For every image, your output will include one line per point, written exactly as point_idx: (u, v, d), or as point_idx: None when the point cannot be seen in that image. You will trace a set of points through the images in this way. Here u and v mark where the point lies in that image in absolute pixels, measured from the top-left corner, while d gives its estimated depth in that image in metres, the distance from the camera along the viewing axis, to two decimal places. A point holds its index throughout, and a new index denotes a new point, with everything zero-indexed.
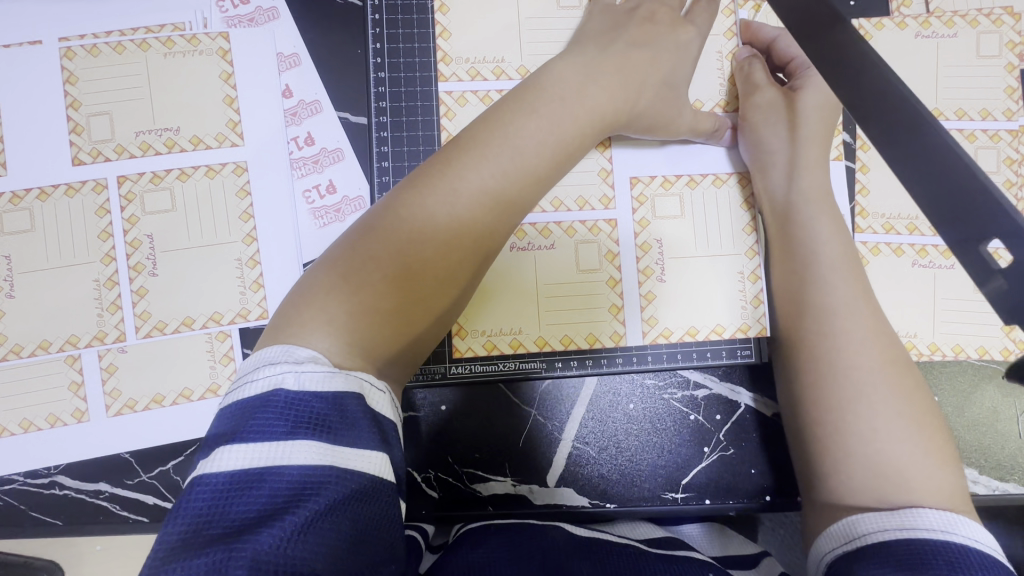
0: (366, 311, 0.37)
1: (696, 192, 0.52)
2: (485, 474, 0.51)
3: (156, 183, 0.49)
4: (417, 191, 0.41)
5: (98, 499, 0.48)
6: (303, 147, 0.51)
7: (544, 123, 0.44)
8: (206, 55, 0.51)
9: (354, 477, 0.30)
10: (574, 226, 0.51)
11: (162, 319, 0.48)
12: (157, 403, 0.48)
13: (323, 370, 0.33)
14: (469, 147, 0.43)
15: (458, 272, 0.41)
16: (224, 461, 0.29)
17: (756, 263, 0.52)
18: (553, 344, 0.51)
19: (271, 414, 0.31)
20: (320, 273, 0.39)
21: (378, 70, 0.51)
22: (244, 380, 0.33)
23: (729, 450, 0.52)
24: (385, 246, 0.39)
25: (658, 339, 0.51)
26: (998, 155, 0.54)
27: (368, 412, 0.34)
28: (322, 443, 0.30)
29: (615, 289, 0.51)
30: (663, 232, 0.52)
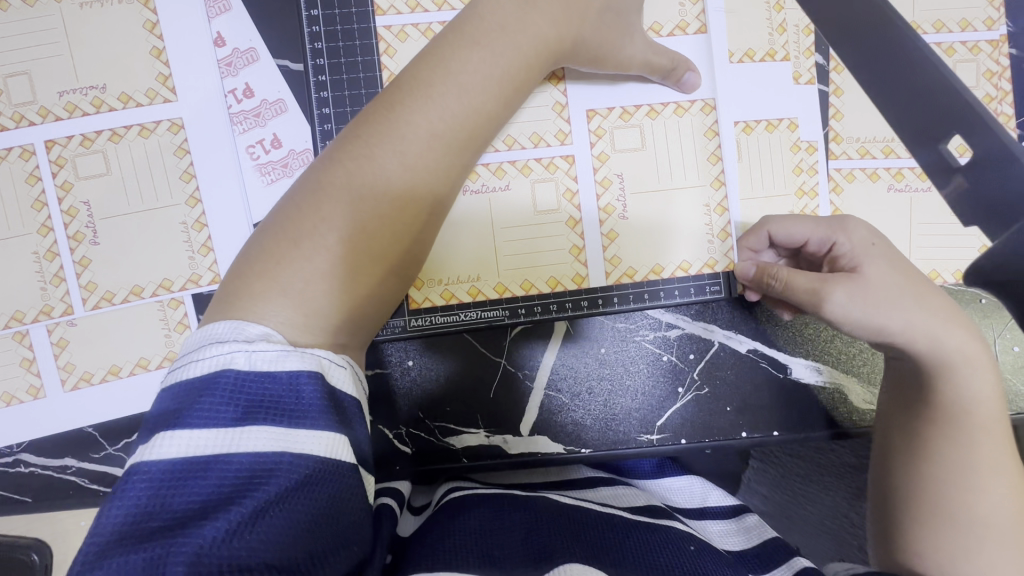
0: (316, 274, 0.35)
1: (658, 122, 0.49)
2: (456, 427, 0.50)
3: (87, 147, 0.47)
4: (360, 137, 0.39)
5: (67, 475, 0.47)
6: (242, 100, 0.48)
7: (486, 57, 0.41)
8: (125, 3, 0.47)
9: (307, 460, 0.29)
10: (529, 164, 0.49)
11: (109, 289, 0.47)
12: (114, 374, 0.47)
13: (275, 349, 0.31)
14: (413, 87, 0.40)
15: (411, 220, 0.39)
16: (165, 449, 0.28)
17: (721, 194, 0.50)
18: (513, 290, 0.50)
19: (219, 397, 0.29)
20: (266, 238, 0.37)
21: (311, 9, 0.47)
22: (190, 360, 0.31)
23: (703, 389, 0.52)
24: (336, 202, 0.37)
25: (622, 279, 0.50)
26: (978, 69, 0.52)
27: (326, 391, 0.32)
28: (272, 428, 0.29)
29: (574, 229, 0.50)
30: (622, 167, 0.49)
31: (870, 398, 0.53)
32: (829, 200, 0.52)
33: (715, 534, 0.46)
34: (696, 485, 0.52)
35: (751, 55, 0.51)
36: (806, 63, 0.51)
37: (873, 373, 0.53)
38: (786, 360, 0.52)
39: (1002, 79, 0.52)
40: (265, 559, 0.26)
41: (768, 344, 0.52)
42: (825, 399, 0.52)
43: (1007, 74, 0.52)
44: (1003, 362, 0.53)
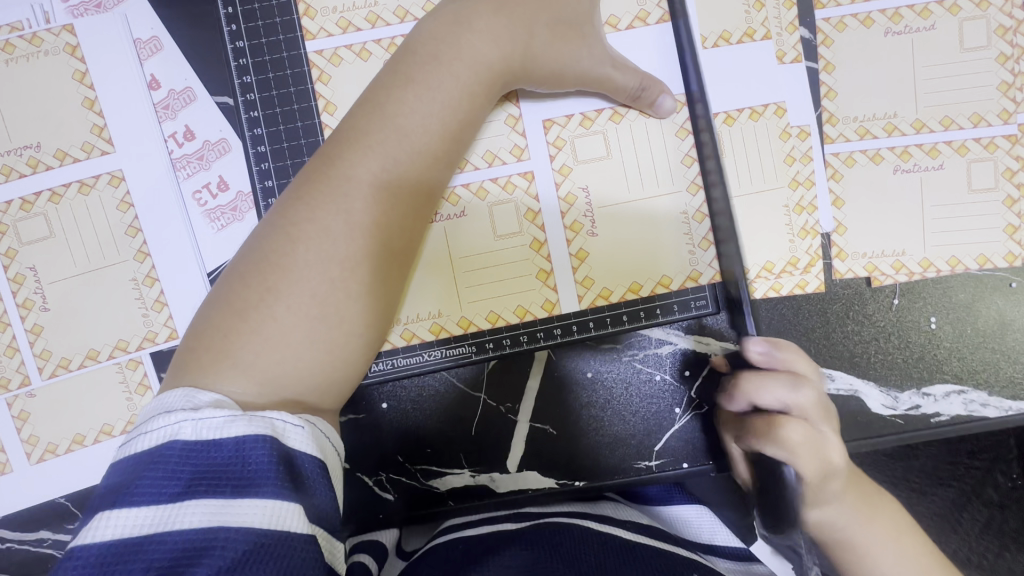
0: (267, 349, 0.32)
1: (624, 125, 0.45)
2: (439, 469, 0.47)
3: (27, 211, 0.45)
4: (301, 199, 0.36)
5: (42, 548, 0.46)
6: (183, 144, 0.46)
7: (423, 92, 0.37)
8: (53, 54, 0.45)
9: (251, 533, 0.27)
10: (484, 186, 0.45)
11: (65, 356, 0.45)
12: (79, 444, 0.45)
13: (223, 415, 0.29)
14: (351, 140, 0.36)
15: (363, 275, 0.36)
16: (102, 530, 0.26)
17: (700, 199, 0.45)
18: (478, 324, 0.46)
19: (164, 472, 0.28)
20: (213, 315, 0.34)
21: (236, 41, 0.44)
22: (140, 433, 0.29)
23: (704, 408, 0.47)
24: (284, 272, 0.34)
25: (597, 301, 0.46)
26: (988, 26, 0.46)
27: (280, 454, 0.29)
28: (215, 500, 0.27)
29: (540, 252, 0.46)
30: (587, 179, 0.45)
31: (891, 402, 0.48)
32: (827, 190, 0.47)
33: (725, 570, 0.41)
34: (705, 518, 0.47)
35: (727, 36, 0.47)
36: (789, 40, 0.47)
37: (890, 377, 0.48)
38: None
39: (1018, 34, 0.46)
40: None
41: None
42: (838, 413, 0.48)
43: None
44: None
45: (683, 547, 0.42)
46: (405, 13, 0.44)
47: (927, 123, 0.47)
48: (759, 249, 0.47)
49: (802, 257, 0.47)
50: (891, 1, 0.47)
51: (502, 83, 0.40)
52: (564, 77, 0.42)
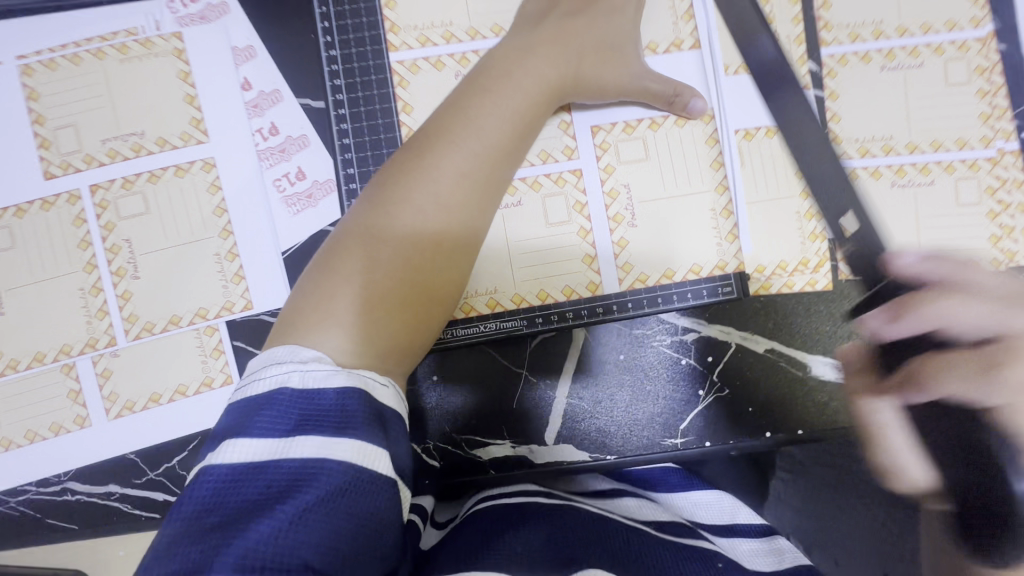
0: (365, 307, 0.38)
1: (660, 133, 0.52)
2: (483, 439, 0.52)
3: (128, 189, 0.50)
4: (393, 183, 0.42)
5: (110, 501, 0.49)
6: (269, 138, 0.52)
7: (496, 100, 0.45)
8: (162, 56, 0.51)
9: (347, 469, 0.31)
10: (538, 180, 0.52)
11: (150, 320, 0.49)
12: (154, 401, 0.49)
13: (326, 369, 0.34)
14: (437, 137, 0.44)
15: (447, 247, 0.42)
16: (226, 454, 0.30)
17: (725, 199, 0.52)
18: (530, 300, 0.51)
19: (276, 410, 0.32)
20: (314, 280, 0.39)
21: (330, 50, 0.51)
22: (253, 380, 0.34)
23: (724, 391, 0.53)
24: (380, 241, 0.40)
25: (635, 285, 0.52)
26: (969, 65, 0.54)
27: (370, 406, 0.34)
28: (319, 437, 0.31)
29: (586, 239, 0.52)
30: (628, 178, 0.52)
31: None
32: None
33: (748, 548, 0.45)
34: (726, 503, 0.50)
35: (747, 66, 0.53)
36: (800, 71, 0.54)
37: None
38: (806, 359, 0.53)
39: (994, 73, 0.53)
40: (302, 560, 0.27)
41: (785, 344, 0.53)
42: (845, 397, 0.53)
43: (999, 69, 0.54)
44: None
45: (703, 538, 0.45)
46: (475, 32, 0.51)
47: (920, 146, 0.53)
48: (777, 248, 0.53)
49: (812, 258, 0.53)
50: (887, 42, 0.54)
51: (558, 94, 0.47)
52: (608, 90, 0.49)
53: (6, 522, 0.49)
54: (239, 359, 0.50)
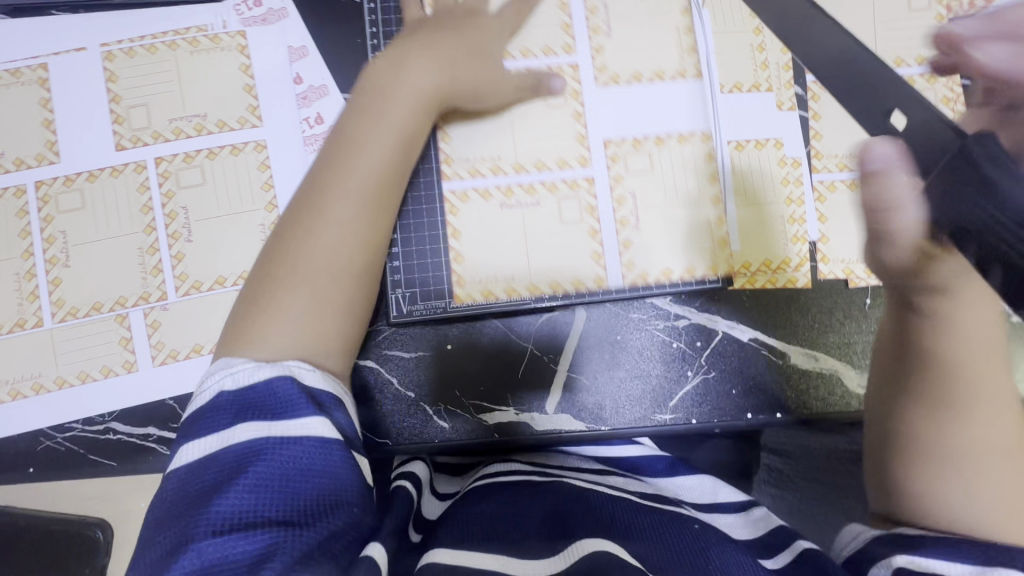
0: (276, 314, 0.44)
1: (663, 149, 0.60)
2: (489, 405, 0.56)
3: (188, 162, 0.56)
4: (314, 194, 0.49)
5: (148, 442, 0.54)
6: (315, 126, 0.59)
7: (377, 121, 0.51)
8: (227, 51, 0.58)
9: (286, 441, 0.37)
10: (556, 184, 0.59)
11: (198, 279, 0.55)
12: (196, 352, 0.54)
13: (252, 367, 0.40)
14: (345, 147, 0.50)
15: (358, 250, 0.48)
16: (185, 455, 0.37)
17: (717, 208, 0.59)
18: (543, 287, 0.58)
19: (218, 411, 0.39)
20: (255, 284, 0.46)
21: (375, 51, 0.59)
22: (197, 393, 0.41)
23: (711, 373, 0.58)
24: (298, 255, 0.46)
25: (637, 280, 0.58)
26: (937, 95, 0.60)
27: (299, 389, 0.40)
28: (258, 422, 0.37)
29: (595, 238, 0.59)
30: (635, 187, 0.60)
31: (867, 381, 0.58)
32: (814, 209, 0.60)
33: (728, 523, 0.50)
34: (705, 483, 0.57)
35: (739, 86, 0.61)
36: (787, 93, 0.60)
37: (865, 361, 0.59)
38: (784, 348, 0.59)
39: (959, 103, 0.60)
40: (267, 515, 0.34)
41: (768, 334, 0.59)
42: (818, 384, 0.58)
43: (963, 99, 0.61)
44: None
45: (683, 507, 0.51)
46: (527, 51, 0.60)
47: None
48: (762, 248, 0.59)
49: (793, 258, 0.59)
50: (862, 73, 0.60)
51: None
52: None
53: (51, 456, 0.53)
54: None
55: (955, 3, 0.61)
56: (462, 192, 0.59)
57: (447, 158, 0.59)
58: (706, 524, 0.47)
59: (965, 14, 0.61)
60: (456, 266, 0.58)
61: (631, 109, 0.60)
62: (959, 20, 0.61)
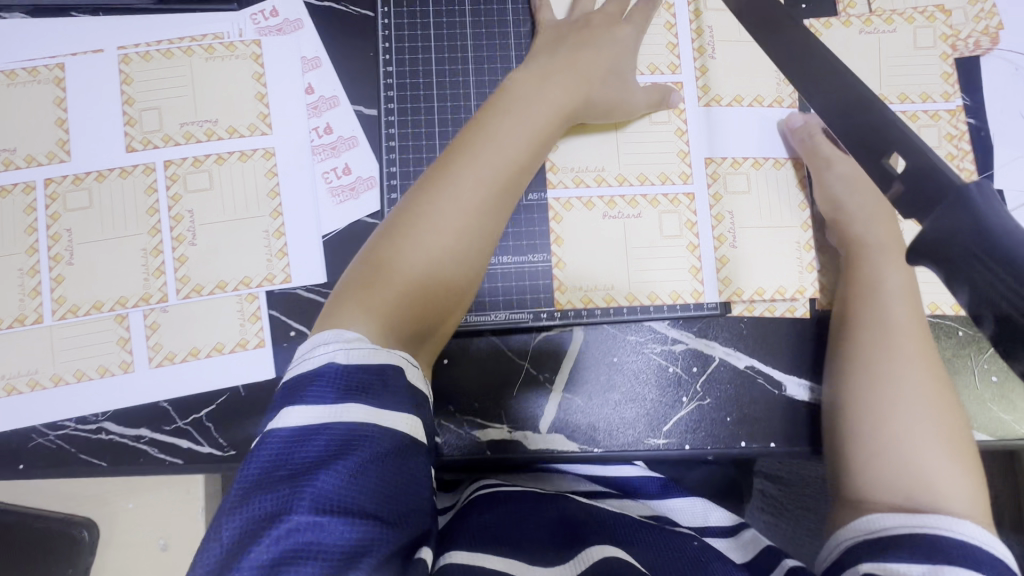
0: (380, 289, 0.44)
1: (761, 171, 0.61)
2: (483, 421, 0.56)
3: (196, 167, 0.57)
4: (431, 182, 0.48)
5: (140, 443, 0.54)
6: (323, 136, 0.59)
7: (512, 117, 0.51)
8: (241, 58, 0.59)
9: (387, 434, 0.37)
10: (657, 198, 0.61)
11: (199, 283, 0.55)
12: (193, 356, 0.54)
13: (366, 347, 0.40)
14: (465, 146, 0.50)
15: (474, 239, 0.48)
16: (289, 419, 0.36)
17: (807, 234, 0.61)
18: (641, 298, 0.59)
19: (326, 381, 0.38)
20: (370, 255, 0.46)
21: (387, 65, 0.60)
22: (302, 356, 0.40)
23: (706, 400, 0.58)
24: (413, 228, 0.46)
25: (733, 296, 0.59)
26: (939, 132, 0.61)
27: (402, 382, 0.40)
28: (367, 406, 0.37)
29: (693, 253, 0.60)
30: (733, 206, 0.61)
31: None
32: (806, 240, 0.61)
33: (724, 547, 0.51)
34: (697, 504, 0.57)
35: (740, 100, 0.62)
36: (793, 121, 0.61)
37: None
38: (780, 379, 0.59)
39: (961, 141, 0.61)
40: (360, 507, 0.35)
41: (764, 363, 0.59)
42: (811, 416, 0.58)
43: (966, 137, 0.61)
44: (982, 389, 0.58)
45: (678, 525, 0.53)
46: (655, 68, 0.62)
47: None
48: (758, 274, 0.60)
49: (790, 287, 0.60)
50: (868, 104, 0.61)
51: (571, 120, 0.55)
52: (615, 114, 0.58)
53: (41, 453, 0.53)
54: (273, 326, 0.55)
55: (961, 42, 0.62)
56: (566, 200, 0.60)
57: (552, 166, 0.61)
58: (703, 542, 0.48)
59: (970, 54, 0.62)
60: (557, 270, 0.59)
61: (737, 131, 0.62)
62: (964, 59, 0.62)
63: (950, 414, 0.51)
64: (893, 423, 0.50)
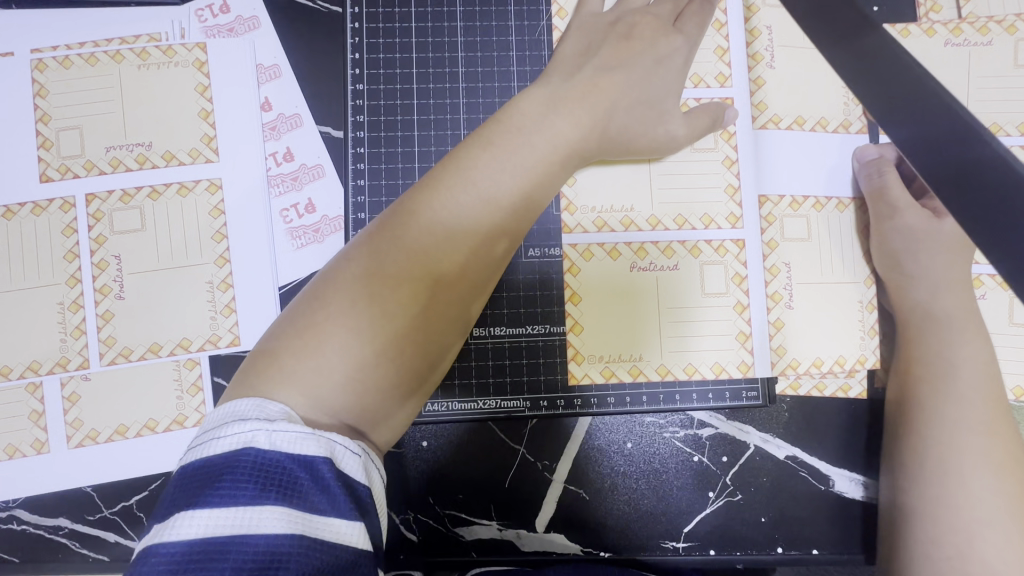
0: (308, 354, 0.35)
1: (824, 215, 0.48)
2: (467, 517, 0.47)
3: (126, 202, 0.47)
4: (411, 206, 0.40)
5: (57, 536, 0.45)
6: (282, 164, 0.49)
7: (496, 154, 0.40)
8: (182, 66, 0.48)
9: (319, 549, 0.28)
10: (699, 245, 0.48)
11: (128, 345, 0.46)
12: (120, 434, 0.45)
13: (296, 432, 0.30)
14: (453, 170, 0.40)
15: (430, 305, 0.38)
16: (181, 530, 0.27)
17: (874, 292, 0.47)
18: (676, 373, 0.47)
19: (239, 478, 0.29)
20: (343, 268, 0.38)
21: (356, 83, 0.49)
22: (212, 437, 0.31)
23: (737, 496, 0.47)
24: (357, 281, 0.37)
25: (786, 371, 0.47)
26: None
27: (341, 479, 0.31)
28: (290, 511, 0.28)
29: (742, 314, 0.48)
30: (791, 256, 0.48)
31: None
32: (864, 296, 0.47)
33: None
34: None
35: (801, 122, 0.48)
36: (867, 151, 0.48)
37: None
38: (829, 472, 0.47)
39: None
40: None
41: (810, 453, 0.47)
42: (869, 521, 0.47)
43: None
44: None
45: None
46: (699, 80, 0.49)
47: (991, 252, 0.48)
48: (818, 343, 0.47)
49: (850, 357, 0.47)
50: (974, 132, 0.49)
51: (582, 153, 0.43)
52: (640, 147, 0.46)
53: None
54: (217, 398, 0.46)
55: None
56: (586, 246, 0.48)
57: (569, 204, 0.48)
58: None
59: None
60: (573, 337, 0.48)
61: (799, 162, 0.48)
62: None
63: None
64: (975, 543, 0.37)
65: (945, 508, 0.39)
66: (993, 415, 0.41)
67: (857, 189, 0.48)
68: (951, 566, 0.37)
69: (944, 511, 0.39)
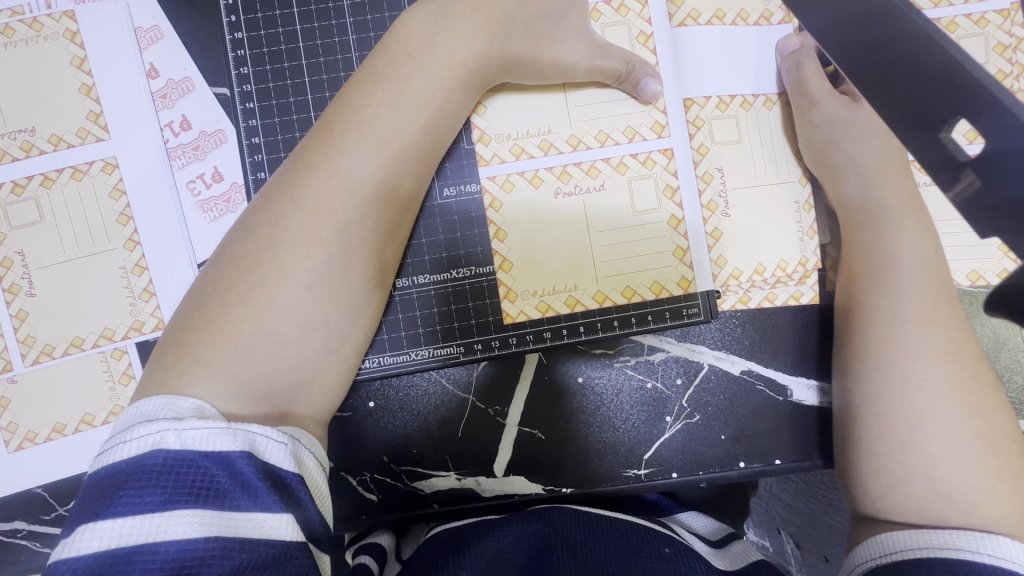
0: (211, 328, 0.33)
1: (753, 113, 0.45)
2: (425, 471, 0.46)
3: (18, 194, 0.44)
4: (304, 160, 0.37)
5: (16, 539, 0.45)
6: (180, 134, 0.45)
7: (389, 88, 0.38)
8: (52, 40, 0.45)
9: (241, 549, 0.26)
10: (624, 160, 0.45)
11: (49, 342, 0.44)
12: (58, 432, 0.44)
13: (209, 427, 0.28)
14: (344, 112, 0.38)
15: (348, 267, 0.36)
16: (86, 544, 0.25)
17: (810, 190, 0.45)
18: (614, 298, 0.46)
19: (147, 483, 0.26)
20: (242, 236, 0.36)
21: (235, 32, 0.45)
22: (118, 441, 0.28)
23: (694, 418, 0.46)
24: (259, 250, 0.35)
25: (728, 282, 0.46)
26: (987, 42, 0.45)
27: (266, 472, 0.29)
28: (205, 513, 0.26)
29: (677, 228, 0.45)
30: (723, 161, 0.45)
31: None
32: (799, 195, 0.45)
33: (724, 559, 0.43)
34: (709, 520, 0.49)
35: (721, 15, 0.45)
36: (788, 38, 0.45)
37: None
38: (785, 381, 0.46)
39: (1017, 52, 0.45)
40: None
41: (764, 365, 0.46)
42: (826, 424, 0.46)
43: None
44: None
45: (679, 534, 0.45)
46: None
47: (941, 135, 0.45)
48: (757, 249, 0.45)
49: (793, 262, 0.45)
50: (948, 10, 0.45)
51: (480, 79, 0.41)
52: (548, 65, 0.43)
53: None
54: None
55: None
56: (505, 178, 0.45)
57: (481, 135, 0.45)
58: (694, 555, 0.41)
59: None
60: (504, 275, 0.46)
61: (722, 60, 0.45)
62: None
63: (993, 400, 0.37)
64: (915, 431, 0.37)
65: (889, 400, 0.38)
66: (931, 300, 0.39)
67: (781, 85, 0.45)
68: (896, 459, 0.37)
69: (885, 404, 0.38)
